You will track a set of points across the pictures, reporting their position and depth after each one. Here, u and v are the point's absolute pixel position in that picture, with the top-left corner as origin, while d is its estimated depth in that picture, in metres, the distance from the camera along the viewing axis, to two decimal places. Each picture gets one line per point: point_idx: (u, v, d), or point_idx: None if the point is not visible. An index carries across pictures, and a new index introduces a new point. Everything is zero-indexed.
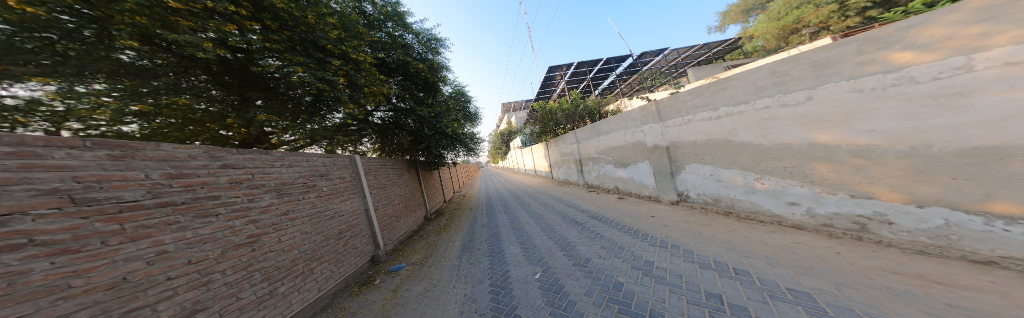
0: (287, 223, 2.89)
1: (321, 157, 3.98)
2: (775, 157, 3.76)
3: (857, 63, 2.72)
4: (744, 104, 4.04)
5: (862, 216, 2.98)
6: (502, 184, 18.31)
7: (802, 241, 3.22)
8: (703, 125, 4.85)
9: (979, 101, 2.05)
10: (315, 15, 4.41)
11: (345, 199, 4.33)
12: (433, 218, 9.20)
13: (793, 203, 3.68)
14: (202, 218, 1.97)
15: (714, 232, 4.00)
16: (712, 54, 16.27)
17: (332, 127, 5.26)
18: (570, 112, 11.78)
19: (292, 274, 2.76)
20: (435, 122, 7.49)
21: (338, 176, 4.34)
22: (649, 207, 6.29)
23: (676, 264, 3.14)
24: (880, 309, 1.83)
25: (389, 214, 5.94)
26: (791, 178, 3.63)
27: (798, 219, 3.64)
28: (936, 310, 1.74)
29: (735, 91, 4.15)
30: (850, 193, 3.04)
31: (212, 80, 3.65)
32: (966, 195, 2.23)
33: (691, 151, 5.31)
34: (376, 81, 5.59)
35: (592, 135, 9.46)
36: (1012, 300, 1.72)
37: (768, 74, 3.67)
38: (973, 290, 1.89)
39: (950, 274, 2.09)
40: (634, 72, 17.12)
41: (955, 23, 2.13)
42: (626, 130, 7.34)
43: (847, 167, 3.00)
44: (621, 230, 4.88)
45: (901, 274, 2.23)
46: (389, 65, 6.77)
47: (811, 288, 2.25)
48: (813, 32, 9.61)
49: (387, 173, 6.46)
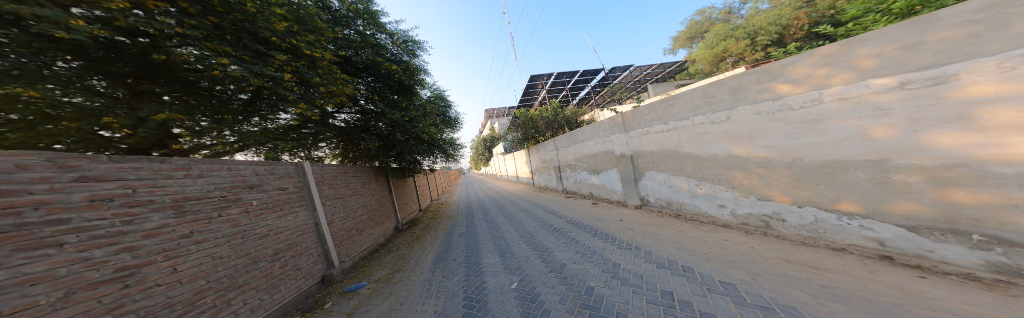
0: (189, 246, 2.33)
1: (254, 164, 3.45)
2: (708, 166, 4.37)
3: (758, 91, 3.37)
4: (684, 119, 4.66)
5: (766, 215, 3.60)
6: (480, 191, 17.92)
7: (728, 237, 3.75)
8: (656, 137, 5.44)
9: (828, 126, 2.71)
10: (259, 4, 3.81)
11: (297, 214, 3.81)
12: (405, 228, 8.55)
13: (722, 205, 4.28)
14: (31, 251, 1.42)
15: (668, 233, 4.45)
16: (667, 73, 18.65)
17: (275, 130, 4.47)
18: (550, 120, 12.20)
19: (194, 310, 2.21)
20: (406, 126, 7.08)
21: (277, 187, 3.74)
22: (618, 212, 6.72)
23: (638, 265, 3.39)
24: (778, 292, 2.22)
25: (348, 228, 5.33)
26: (719, 184, 4.24)
27: (726, 219, 4.24)
28: (812, 290, 2.16)
29: (679, 109, 4.75)
30: (757, 196, 3.66)
31: (92, 68, 2.66)
32: (825, 197, 2.89)
33: (649, 160, 5.87)
34: (336, 79, 5.22)
35: (569, 143, 9.89)
36: (856, 278, 2.22)
37: (701, 95, 4.29)
38: (834, 271, 2.40)
39: (821, 260, 2.64)
40: (606, 85, 18.64)
41: (813, 65, 2.74)
42: (598, 140, 7.83)
43: (754, 175, 3.64)
44: (593, 234, 5.09)
45: (792, 262, 2.74)
46: (356, 64, 6.28)
47: (735, 279, 2.62)
48: (735, 61, 11.82)
49: (348, 181, 5.85)
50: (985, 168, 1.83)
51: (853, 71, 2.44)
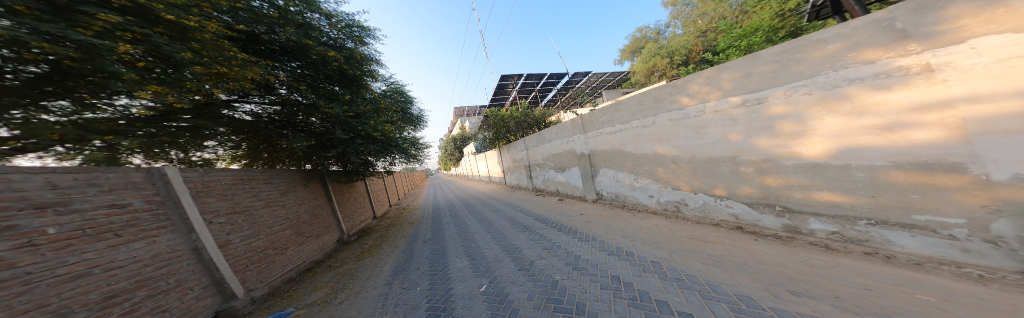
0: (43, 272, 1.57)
1: (50, 172, 1.78)
2: (641, 163, 5.12)
3: (670, 101, 4.10)
4: (624, 123, 5.33)
5: (677, 201, 4.46)
6: (446, 193, 16.99)
7: (655, 222, 4.49)
8: (605, 138, 6.09)
9: (711, 132, 3.52)
10: None
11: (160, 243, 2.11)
12: (351, 240, 7.37)
13: (651, 195, 5.08)
14: None
15: (616, 223, 5.01)
16: (617, 82, 21.18)
17: (103, 122, 2.41)
18: (520, 120, 12.23)
19: None
20: (348, 121, 5.93)
21: (110, 199, 2.12)
22: (580, 206, 7.23)
23: (593, 254, 3.68)
24: (684, 264, 2.78)
25: (263, 249, 4.14)
26: (649, 178, 5.03)
27: (654, 206, 5.09)
28: (702, 259, 2.81)
29: (622, 113, 5.36)
30: (672, 187, 4.50)
31: None
32: (708, 186, 3.77)
33: (602, 158, 6.47)
34: (232, 59, 3.25)
35: (536, 143, 10.18)
36: (725, 246, 2.98)
37: (635, 102, 4.95)
38: (713, 242, 3.15)
39: (707, 234, 3.44)
40: (569, 88, 19.91)
41: (699, 83, 3.55)
42: (561, 140, 8.28)
43: (669, 170, 4.46)
44: (559, 230, 5.32)
45: (691, 238, 3.47)
46: (272, 45, 4.92)
47: (660, 257, 3.12)
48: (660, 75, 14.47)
49: (255, 188, 4.49)
50: (778, 160, 2.84)
51: (721, 90, 3.27)
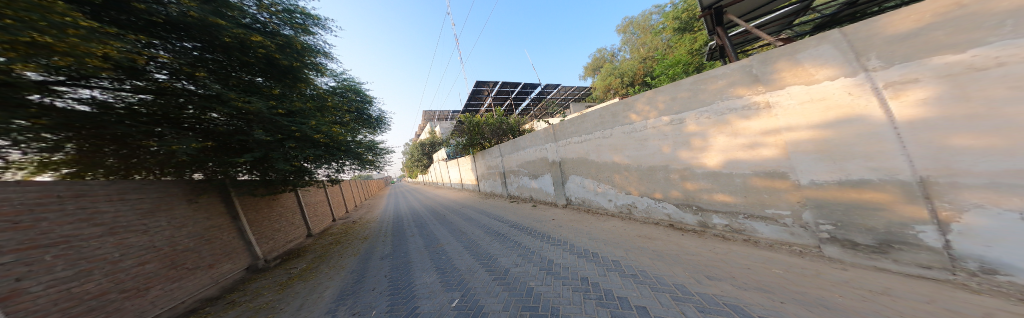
0: None
1: None
2: (601, 170, 5.69)
3: (621, 116, 4.70)
4: (588, 133, 5.81)
5: (629, 205, 5.09)
6: (413, 201, 15.80)
7: (613, 224, 5.00)
8: (572, 147, 6.50)
9: (651, 144, 4.17)
10: None
11: None
12: (283, 259, 5.44)
13: (610, 200, 5.65)
14: None
15: (582, 227, 5.35)
16: (583, 95, 23.08)
17: None
18: (495, 127, 12.40)
19: None
20: (276, 119, 3.85)
21: None
22: (552, 211, 7.53)
23: (565, 258, 3.72)
24: (637, 262, 3.10)
25: (112, 300, 2.37)
26: (607, 184, 5.60)
27: (611, 209, 5.67)
28: (648, 255, 3.26)
29: (585, 125, 5.87)
30: (626, 191, 5.09)
31: None
32: (649, 189, 4.46)
33: (573, 166, 6.68)
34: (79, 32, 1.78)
35: (512, 150, 10.34)
36: (662, 242, 3.55)
37: (595, 116, 5.51)
38: (656, 240, 3.70)
39: (652, 233, 4.02)
40: (542, 98, 20.89)
41: (641, 102, 4.19)
42: (534, 148, 8.58)
43: (622, 177, 5.07)
44: (535, 237, 5.26)
45: (641, 237, 3.98)
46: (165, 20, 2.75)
47: (620, 257, 3.39)
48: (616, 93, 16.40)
49: (112, 204, 2.60)
50: (694, 169, 3.55)
51: (657, 110, 3.94)
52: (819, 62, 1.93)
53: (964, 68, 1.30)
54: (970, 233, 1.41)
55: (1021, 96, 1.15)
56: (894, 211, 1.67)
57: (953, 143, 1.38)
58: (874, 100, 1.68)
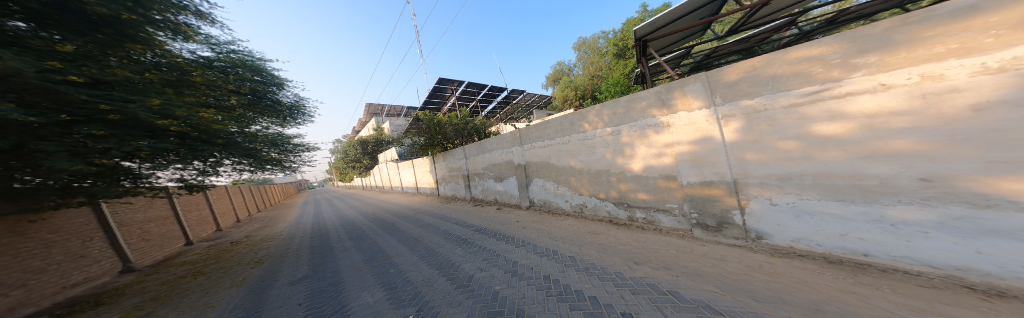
0: None
1: None
2: (559, 174, 6.19)
3: (577, 124, 5.34)
4: (551, 139, 6.17)
5: (580, 205, 5.81)
6: (349, 209, 13.14)
7: (569, 222, 5.51)
8: (536, 151, 6.77)
9: (597, 152, 5.00)
10: None
11: None
12: (56, 314, 2.80)
13: (567, 200, 6.15)
14: None
15: (545, 226, 5.58)
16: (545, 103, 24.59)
17: None
18: (460, 127, 11.60)
19: None
20: (61, 89, 1.66)
21: None
22: (515, 214, 7.48)
23: (529, 259, 3.66)
24: (588, 254, 3.46)
25: None
26: (565, 186, 6.12)
27: (567, 209, 6.21)
28: (591, 246, 3.79)
29: (548, 130, 6.27)
30: (579, 193, 5.76)
31: None
32: (597, 189, 5.23)
33: (535, 169, 7.00)
34: None
35: (478, 153, 10.00)
36: (602, 236, 4.24)
37: (555, 123, 6.01)
38: (599, 234, 4.34)
39: (599, 229, 4.67)
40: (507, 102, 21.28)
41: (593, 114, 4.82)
42: (500, 151, 8.50)
43: (576, 179, 5.71)
44: (500, 240, 5.00)
45: (591, 233, 4.54)
46: None
47: (576, 252, 3.63)
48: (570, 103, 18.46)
49: None
50: (625, 174, 4.54)
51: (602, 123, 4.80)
52: (685, 91, 2.52)
53: (749, 113, 2.12)
54: (752, 214, 2.26)
55: (772, 131, 2.00)
56: (721, 202, 2.45)
57: (747, 159, 2.20)
58: (719, 129, 2.35)
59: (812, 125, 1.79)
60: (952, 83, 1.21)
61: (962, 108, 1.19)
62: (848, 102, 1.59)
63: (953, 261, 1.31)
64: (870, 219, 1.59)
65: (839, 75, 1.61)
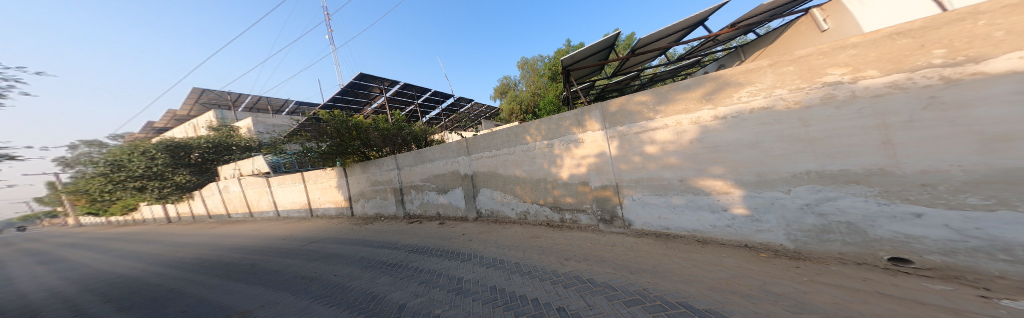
0: None
1: None
2: (496, 181, 5.05)
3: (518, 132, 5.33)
4: (496, 150, 4.85)
5: (518, 211, 4.88)
6: (103, 257, 6.65)
7: (513, 229, 4.64)
8: (482, 161, 5.16)
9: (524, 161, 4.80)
10: None
11: None
12: None
13: (512, 208, 4.97)
14: None
15: (494, 236, 4.42)
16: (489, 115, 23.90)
17: None
18: (387, 134, 7.47)
19: None
20: None
21: None
22: (457, 227, 5.49)
23: (477, 271, 2.98)
24: (525, 255, 3.29)
25: None
26: (505, 193, 4.98)
27: (508, 215, 5.09)
28: (529, 245, 3.64)
29: None
30: (518, 200, 4.79)
31: None
32: (534, 194, 4.46)
33: (483, 178, 5.26)
34: None
35: (415, 162, 6.45)
36: (542, 239, 3.79)
37: None
38: (535, 238, 3.88)
39: (543, 234, 3.99)
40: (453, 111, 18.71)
41: (530, 125, 4.17)
42: (440, 159, 5.94)
43: (512, 185, 4.79)
44: (438, 255, 3.86)
45: (534, 236, 3.95)
46: None
47: (521, 257, 3.25)
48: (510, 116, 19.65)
49: None
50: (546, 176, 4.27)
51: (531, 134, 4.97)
52: (587, 116, 3.31)
53: (620, 135, 3.01)
54: (626, 207, 3.23)
55: (629, 149, 2.97)
56: (612, 201, 3.34)
57: (622, 168, 3.11)
58: (608, 146, 3.19)
59: (645, 146, 2.81)
60: (685, 127, 2.45)
61: (690, 141, 2.44)
62: (655, 133, 2.69)
63: (692, 227, 2.64)
64: (667, 204, 2.80)
65: (650, 116, 2.69)
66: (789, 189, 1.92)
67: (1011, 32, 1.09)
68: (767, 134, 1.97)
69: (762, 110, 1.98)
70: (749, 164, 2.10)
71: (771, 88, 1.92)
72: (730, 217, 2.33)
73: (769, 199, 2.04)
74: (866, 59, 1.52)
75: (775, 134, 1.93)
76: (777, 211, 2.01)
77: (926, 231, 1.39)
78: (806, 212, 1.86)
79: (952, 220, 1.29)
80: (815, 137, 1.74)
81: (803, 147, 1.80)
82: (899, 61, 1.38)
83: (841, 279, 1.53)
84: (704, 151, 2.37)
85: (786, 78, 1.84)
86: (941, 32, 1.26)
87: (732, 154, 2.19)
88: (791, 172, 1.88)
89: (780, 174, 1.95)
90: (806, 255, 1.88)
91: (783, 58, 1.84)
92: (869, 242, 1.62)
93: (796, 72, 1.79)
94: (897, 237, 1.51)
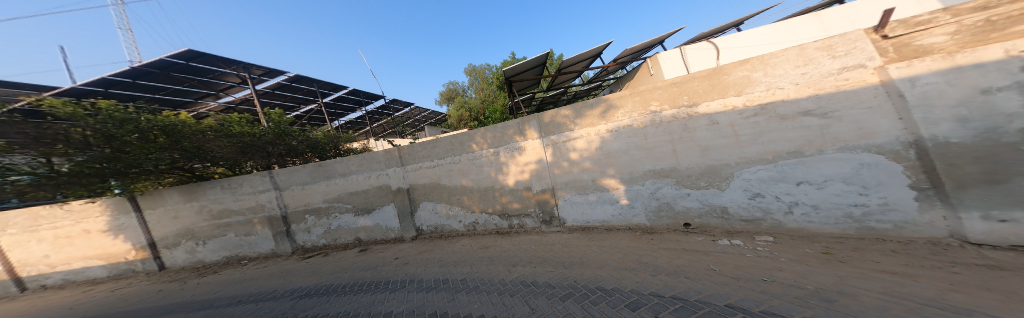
0: None
1: None
2: (435, 194, 4.15)
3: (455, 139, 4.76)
4: (439, 159, 4.00)
5: (460, 225, 4.14)
6: None
7: (457, 242, 3.84)
8: (421, 172, 4.13)
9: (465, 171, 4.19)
10: None
11: (905, 29, 1.68)
12: None
13: (460, 221, 4.13)
14: None
15: (435, 254, 3.50)
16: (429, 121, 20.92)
17: None
18: (252, 142, 4.15)
19: None
20: None
21: None
22: (384, 254, 3.88)
23: (411, 300, 2.20)
24: (470, 268, 2.79)
25: None
26: (446, 205, 4.14)
27: (456, 227, 4.17)
28: (473, 256, 3.18)
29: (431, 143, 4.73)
30: (460, 212, 4.10)
31: None
32: (477, 204, 3.96)
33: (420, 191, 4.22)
34: None
35: (313, 179, 4.35)
36: (488, 248, 3.35)
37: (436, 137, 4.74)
38: (482, 248, 3.41)
39: (490, 243, 3.54)
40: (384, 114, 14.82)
41: (476, 132, 3.73)
42: (356, 173, 4.31)
43: (453, 196, 4.05)
44: (347, 291, 2.68)
45: (481, 247, 3.44)
46: None
47: (468, 272, 2.70)
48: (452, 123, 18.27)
49: None
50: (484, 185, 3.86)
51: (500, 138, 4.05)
52: (520, 124, 3.46)
53: (553, 143, 3.31)
54: (561, 207, 3.46)
55: (552, 156, 3.35)
56: (550, 202, 3.50)
57: (555, 173, 3.37)
58: (545, 152, 3.39)
59: (569, 153, 3.22)
60: (589, 137, 3.06)
61: (592, 148, 3.06)
62: (569, 141, 3.18)
63: (593, 219, 3.28)
64: (575, 202, 3.35)
65: (568, 125, 3.17)
66: (643, 183, 2.85)
67: (703, 91, 2.37)
68: (632, 146, 2.82)
69: (628, 127, 2.80)
70: (626, 166, 2.89)
71: (628, 110, 2.76)
72: (610, 204, 3.12)
73: (639, 191, 2.89)
74: (657, 97, 2.59)
75: (634, 143, 2.80)
76: (640, 200, 2.91)
77: (691, 204, 2.64)
78: (649, 198, 2.86)
79: (699, 196, 2.58)
80: (649, 145, 2.72)
81: (646, 153, 2.75)
82: (674, 101, 2.52)
83: (671, 243, 2.47)
84: (600, 157, 3.04)
85: (637, 104, 2.70)
86: (688, 85, 2.43)
87: (614, 159, 2.95)
88: (643, 170, 2.81)
89: (639, 172, 2.84)
90: (646, 229, 2.90)
91: (634, 90, 2.71)
92: (675, 215, 2.74)
93: (638, 102, 2.70)
94: (683, 209, 2.68)
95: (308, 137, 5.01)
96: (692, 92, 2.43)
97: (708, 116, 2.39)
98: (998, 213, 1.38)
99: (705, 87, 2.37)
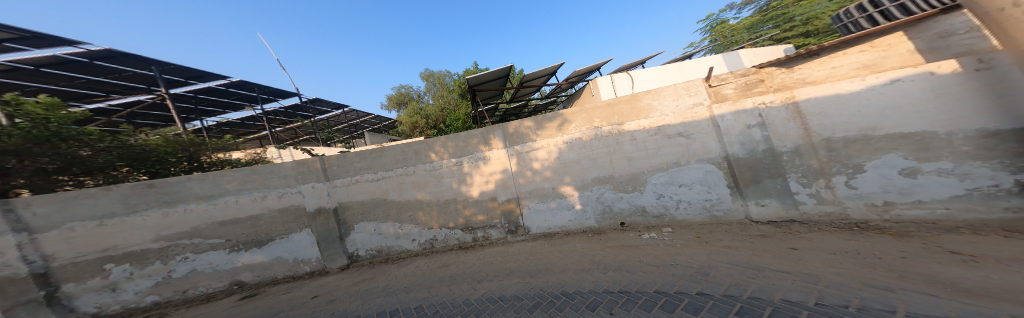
0: None
1: None
2: (362, 212, 2.62)
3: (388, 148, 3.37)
4: (383, 172, 2.60)
5: (402, 245, 2.68)
6: None
7: (409, 266, 2.40)
8: (352, 188, 2.57)
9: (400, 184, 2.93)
10: None
11: (717, 81, 2.32)
12: None
13: (414, 239, 2.69)
14: None
15: (370, 284, 2.05)
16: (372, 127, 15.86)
17: None
18: None
19: None
20: None
21: None
22: (265, 300, 2.03)
23: None
24: (424, 294, 1.69)
25: None
26: (387, 222, 2.64)
27: (401, 247, 2.68)
28: (426, 278, 2.01)
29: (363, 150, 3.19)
30: (405, 229, 2.69)
31: None
32: (431, 217, 2.69)
33: (354, 209, 2.62)
34: None
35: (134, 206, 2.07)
36: (442, 268, 2.20)
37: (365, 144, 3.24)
38: (444, 266, 2.23)
39: (452, 260, 2.38)
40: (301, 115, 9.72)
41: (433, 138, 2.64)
42: (236, 196, 2.32)
43: (392, 210, 2.63)
44: None
45: (440, 266, 2.25)
46: None
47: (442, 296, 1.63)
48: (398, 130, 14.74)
49: None
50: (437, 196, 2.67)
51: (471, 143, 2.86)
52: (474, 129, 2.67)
53: (515, 153, 2.66)
54: (525, 216, 2.71)
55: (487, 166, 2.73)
56: (514, 212, 2.70)
57: (519, 183, 2.67)
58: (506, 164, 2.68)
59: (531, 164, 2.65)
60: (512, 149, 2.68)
61: (524, 157, 2.67)
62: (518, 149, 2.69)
63: (543, 228, 2.71)
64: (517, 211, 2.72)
65: (521, 130, 2.66)
66: (593, 189, 2.60)
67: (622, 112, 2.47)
68: (566, 155, 2.60)
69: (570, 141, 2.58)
70: (580, 174, 2.58)
71: (569, 122, 2.60)
72: (563, 211, 2.66)
73: (588, 196, 2.60)
74: (590, 112, 2.55)
75: (572, 153, 2.60)
76: (590, 203, 2.61)
77: (624, 206, 2.56)
78: (593, 202, 2.61)
79: (630, 199, 2.54)
80: (587, 151, 2.57)
81: (587, 160, 2.57)
82: (608, 119, 2.51)
83: (617, 241, 2.25)
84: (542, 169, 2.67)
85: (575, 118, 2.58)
86: (618, 106, 2.48)
87: (553, 165, 2.63)
88: (590, 177, 2.57)
89: (588, 179, 2.58)
90: (581, 230, 2.63)
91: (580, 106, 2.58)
92: (613, 215, 2.58)
93: (580, 119, 2.57)
94: (623, 210, 2.55)
95: (126, 140, 2.23)
96: (620, 113, 2.49)
97: (630, 133, 2.46)
98: (761, 200, 2.21)
99: (628, 109, 2.48)
